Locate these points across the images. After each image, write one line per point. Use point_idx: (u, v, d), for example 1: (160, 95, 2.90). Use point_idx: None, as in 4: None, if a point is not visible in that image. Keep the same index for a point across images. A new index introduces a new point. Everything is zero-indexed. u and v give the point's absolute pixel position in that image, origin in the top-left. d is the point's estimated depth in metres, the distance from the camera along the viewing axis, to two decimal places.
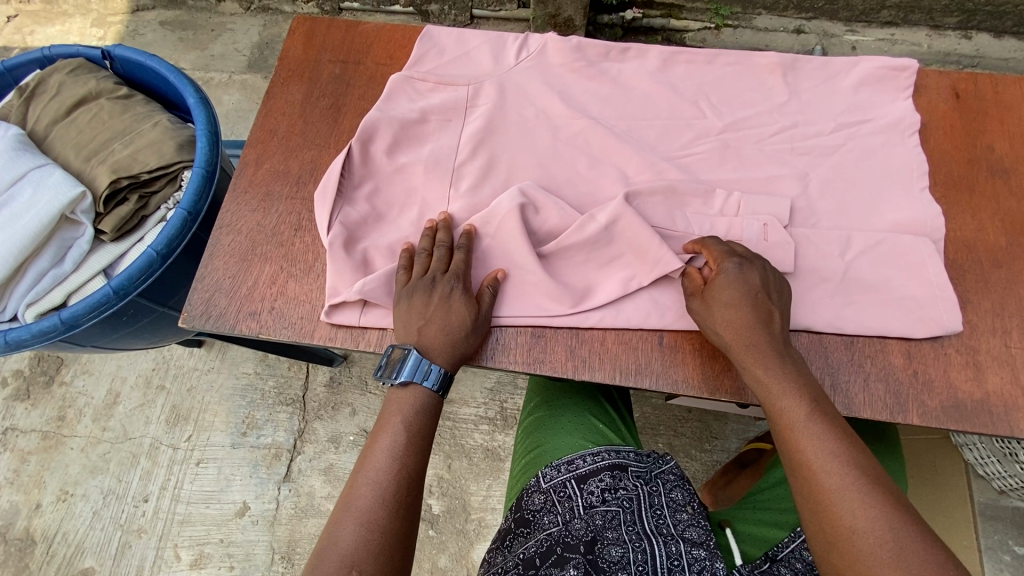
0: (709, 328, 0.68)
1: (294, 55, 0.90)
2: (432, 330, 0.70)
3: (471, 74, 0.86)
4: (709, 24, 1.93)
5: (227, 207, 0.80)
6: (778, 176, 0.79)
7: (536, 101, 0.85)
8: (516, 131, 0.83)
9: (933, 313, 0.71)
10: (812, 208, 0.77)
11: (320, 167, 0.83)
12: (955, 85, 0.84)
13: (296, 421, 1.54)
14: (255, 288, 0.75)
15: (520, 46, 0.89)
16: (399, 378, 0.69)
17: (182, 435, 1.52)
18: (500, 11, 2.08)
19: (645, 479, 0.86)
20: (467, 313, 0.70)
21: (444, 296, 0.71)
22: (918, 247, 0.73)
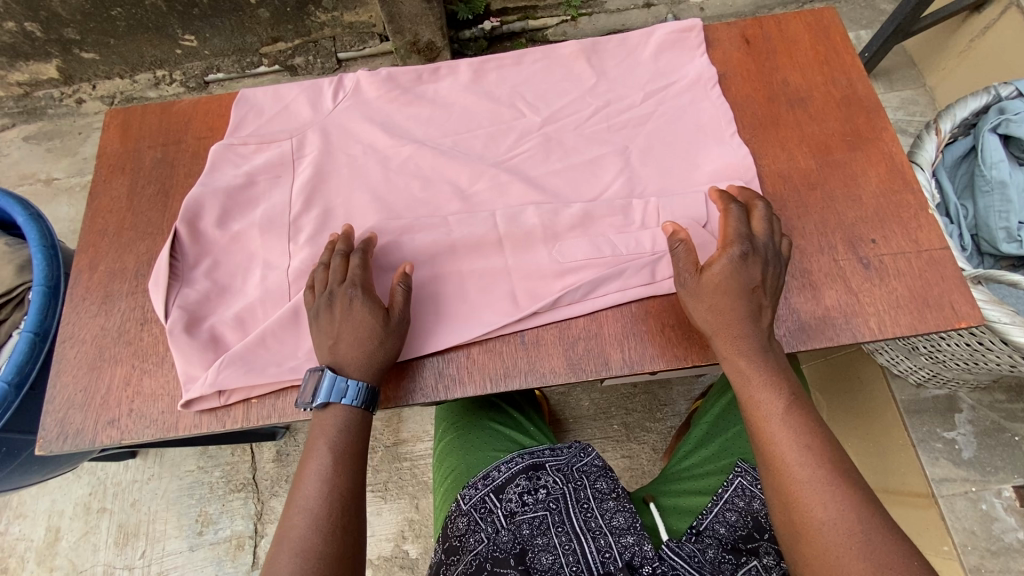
0: (696, 308, 0.67)
1: (112, 150, 0.89)
2: (346, 346, 0.68)
3: (291, 127, 0.85)
4: (565, 17, 2.13)
5: (66, 319, 0.77)
6: (602, 155, 0.81)
7: (360, 138, 0.84)
8: (346, 171, 0.81)
9: None
10: (638, 177, 0.79)
11: (157, 255, 0.81)
12: (743, 32, 0.90)
13: (251, 504, 1.48)
14: (109, 394, 0.73)
15: (335, 86, 0.87)
16: (319, 403, 0.67)
17: (136, 553, 1.44)
18: (364, 49, 2.13)
19: (566, 473, 0.84)
20: (372, 315, 0.68)
21: (346, 303, 0.69)
22: (733, 191, 0.77)
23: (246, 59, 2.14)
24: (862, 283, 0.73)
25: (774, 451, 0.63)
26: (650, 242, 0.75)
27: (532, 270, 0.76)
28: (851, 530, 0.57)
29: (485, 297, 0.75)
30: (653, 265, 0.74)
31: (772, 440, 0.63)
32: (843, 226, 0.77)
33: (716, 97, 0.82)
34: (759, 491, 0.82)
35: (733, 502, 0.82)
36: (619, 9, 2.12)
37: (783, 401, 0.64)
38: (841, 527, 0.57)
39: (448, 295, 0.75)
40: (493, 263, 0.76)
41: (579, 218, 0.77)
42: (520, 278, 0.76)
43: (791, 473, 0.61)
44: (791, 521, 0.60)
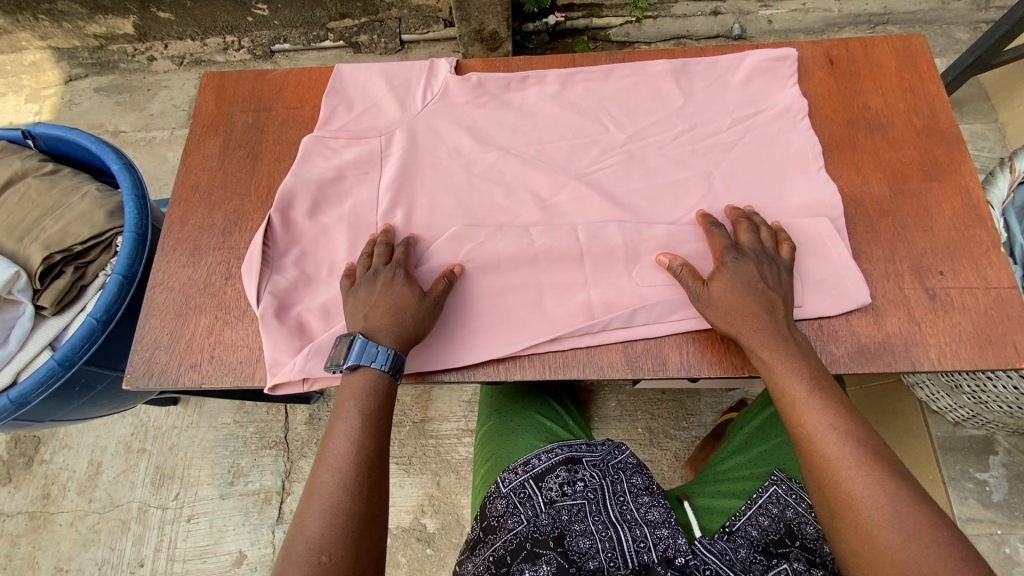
0: (711, 310, 0.71)
1: (206, 111, 0.93)
2: (379, 319, 0.72)
3: (381, 125, 0.89)
4: (630, 18, 2.15)
5: (157, 266, 0.82)
6: (683, 179, 0.82)
7: (446, 141, 0.88)
8: (431, 173, 0.86)
9: (843, 291, 0.74)
10: (719, 205, 0.81)
11: (243, 216, 0.85)
12: (829, 51, 0.90)
13: (282, 462, 1.55)
14: (193, 340, 0.78)
15: (425, 84, 0.92)
16: (347, 365, 0.70)
17: (170, 495, 1.52)
18: (428, 33, 2.18)
19: (602, 469, 0.87)
20: (409, 295, 0.73)
21: (386, 283, 0.74)
22: (818, 227, 0.77)
23: (312, 32, 2.21)
24: (926, 313, 0.74)
25: (827, 473, 0.62)
26: None
27: (608, 285, 0.77)
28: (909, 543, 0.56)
29: (561, 307, 0.76)
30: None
31: (827, 461, 0.62)
32: (912, 255, 0.77)
33: (796, 132, 0.84)
34: (794, 500, 0.83)
35: (766, 508, 0.84)
36: (685, 15, 2.13)
37: (837, 422, 0.64)
38: (908, 552, 0.55)
39: (526, 296, 0.77)
40: (571, 275, 0.77)
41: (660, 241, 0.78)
42: (598, 290, 0.76)
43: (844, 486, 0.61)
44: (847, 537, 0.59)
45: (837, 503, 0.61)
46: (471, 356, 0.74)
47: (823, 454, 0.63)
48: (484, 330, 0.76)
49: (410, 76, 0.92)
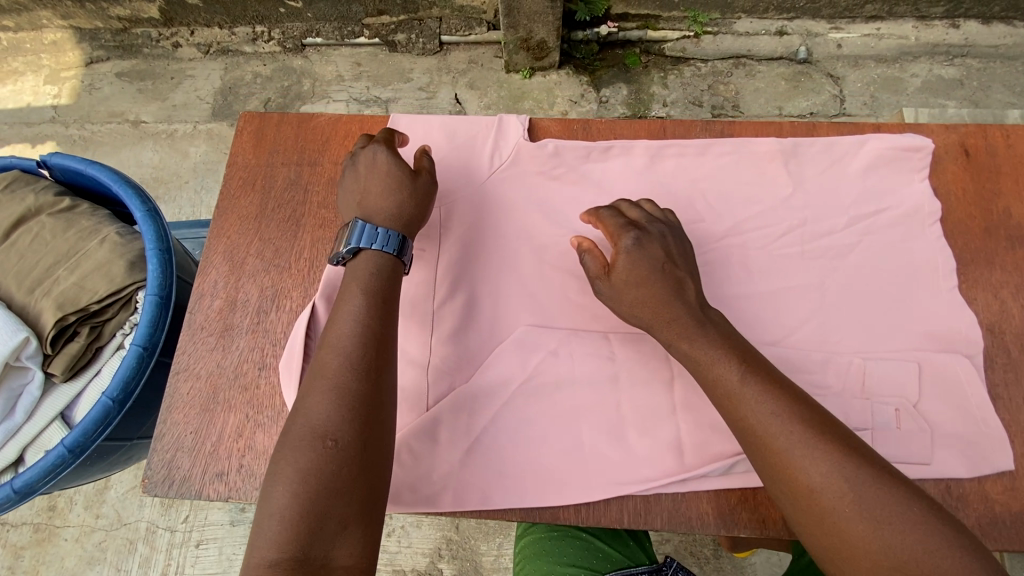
0: (622, 309, 0.65)
1: (243, 160, 0.83)
2: (373, 195, 0.70)
3: (441, 194, 0.78)
4: (688, 32, 1.97)
5: (181, 348, 0.73)
6: (791, 289, 0.71)
7: (514, 217, 0.76)
8: (496, 256, 0.75)
9: (980, 450, 0.63)
10: (833, 325, 0.69)
11: (281, 292, 0.75)
12: (964, 140, 0.77)
13: None
14: (219, 444, 0.69)
15: (492, 145, 0.80)
16: (348, 251, 0.67)
17: (179, 518, 1.45)
18: (470, 35, 2.03)
19: None
20: (395, 171, 0.71)
21: (369, 157, 0.72)
22: (952, 367, 0.66)
23: (347, 27, 2.07)
24: None
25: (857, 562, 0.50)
26: (851, 413, 0.65)
27: (702, 419, 0.66)
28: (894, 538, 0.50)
29: (646, 443, 0.65)
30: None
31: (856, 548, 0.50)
32: None
33: (925, 240, 0.72)
34: None
35: None
36: (748, 33, 1.95)
37: (782, 404, 0.55)
38: None
39: (604, 423, 0.66)
40: (658, 402, 0.67)
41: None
42: (690, 424, 0.66)
43: (807, 484, 0.52)
44: (821, 541, 0.52)
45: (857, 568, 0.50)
46: (540, 495, 0.64)
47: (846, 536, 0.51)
48: (557, 462, 0.65)
49: (476, 134, 0.80)
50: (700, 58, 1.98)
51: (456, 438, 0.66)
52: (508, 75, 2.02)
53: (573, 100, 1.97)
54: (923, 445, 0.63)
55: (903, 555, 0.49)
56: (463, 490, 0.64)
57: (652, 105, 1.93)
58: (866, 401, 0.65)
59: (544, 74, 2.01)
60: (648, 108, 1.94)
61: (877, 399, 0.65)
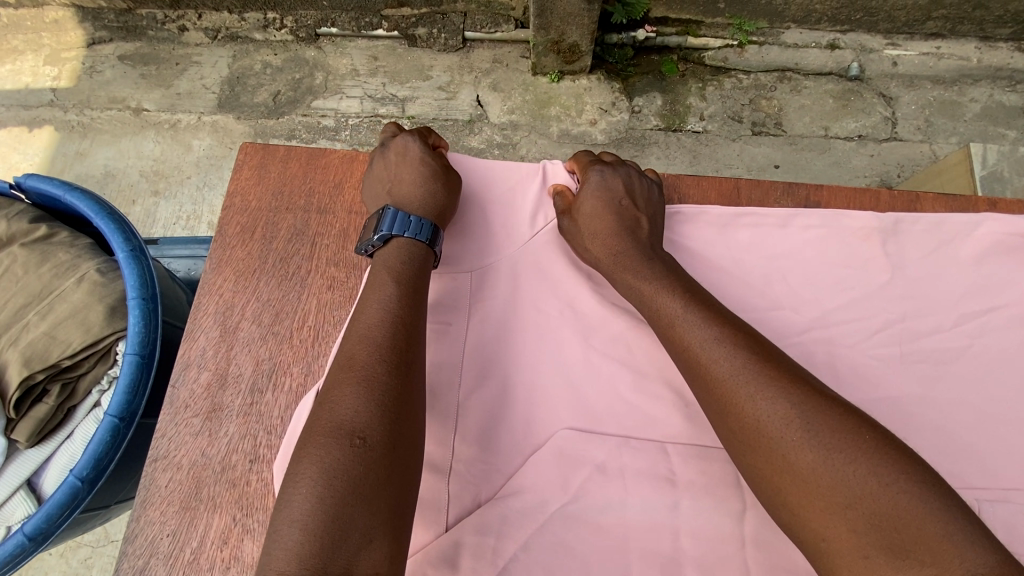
0: (580, 244, 0.66)
1: (244, 202, 0.72)
2: (405, 183, 0.66)
3: (475, 257, 0.68)
4: (731, 41, 1.81)
5: (161, 430, 0.62)
6: (886, 400, 0.60)
7: (558, 288, 0.67)
8: (535, 335, 0.64)
9: None
10: (939, 450, 0.58)
11: (281, 366, 0.64)
12: None
13: None
14: (200, 552, 0.58)
15: (535, 206, 0.71)
16: (377, 237, 0.62)
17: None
18: (496, 33, 1.89)
19: None
20: (428, 163, 0.67)
21: (401, 146, 0.68)
22: None
23: (365, 19, 1.92)
24: None
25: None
26: None
27: (778, 562, 0.54)
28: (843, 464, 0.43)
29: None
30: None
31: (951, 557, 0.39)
32: None
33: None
34: None
35: None
36: (797, 45, 1.80)
37: (725, 338, 0.52)
38: None
39: (661, 558, 0.55)
40: (726, 537, 0.55)
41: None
42: (766, 568, 0.54)
43: (747, 411, 0.48)
44: (767, 478, 0.47)
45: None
46: None
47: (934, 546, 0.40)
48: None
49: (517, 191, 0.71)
50: (742, 70, 1.83)
51: (481, 569, 0.53)
52: (534, 78, 1.87)
53: (603, 109, 1.82)
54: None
55: (860, 489, 0.42)
56: None
57: (689, 119, 1.79)
58: None
59: (573, 79, 1.86)
60: (684, 121, 1.78)
61: None
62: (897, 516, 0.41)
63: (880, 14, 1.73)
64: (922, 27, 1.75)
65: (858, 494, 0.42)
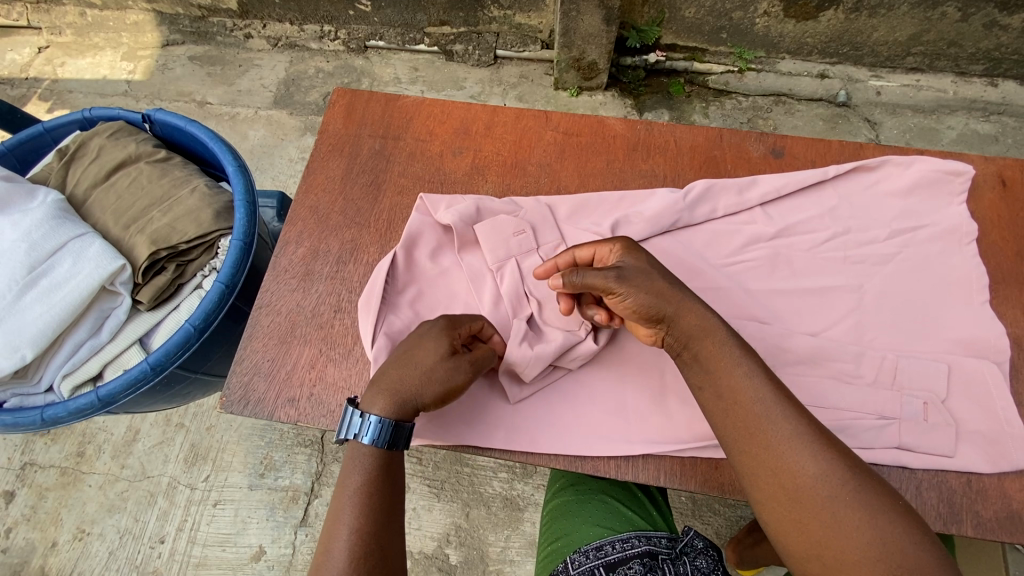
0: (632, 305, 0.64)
1: (334, 129, 0.91)
2: (411, 370, 0.65)
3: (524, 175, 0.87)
4: (732, 67, 2.06)
5: (266, 287, 0.80)
6: (832, 288, 0.76)
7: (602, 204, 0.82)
8: (567, 212, 0.81)
9: (1004, 449, 0.68)
10: (870, 324, 0.74)
11: (360, 247, 0.82)
12: (1002, 172, 0.84)
13: (314, 463, 1.43)
14: (294, 372, 0.75)
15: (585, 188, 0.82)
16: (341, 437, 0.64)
17: (200, 475, 1.42)
18: (524, 52, 2.15)
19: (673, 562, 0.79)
20: (427, 366, 0.65)
21: (419, 339, 0.67)
22: (983, 372, 0.70)
23: (409, 34, 2.19)
24: None
25: (789, 490, 0.55)
26: (882, 405, 0.69)
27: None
28: (817, 460, 0.55)
29: (686, 410, 0.70)
30: (877, 432, 0.68)
31: (785, 472, 0.56)
32: None
33: (959, 257, 0.77)
34: None
35: None
36: (791, 72, 2.04)
37: None
38: None
39: (648, 390, 0.72)
40: None
41: (801, 355, 0.72)
42: None
43: (793, 469, 0.55)
44: (794, 524, 0.55)
45: (790, 488, 0.55)
46: (581, 449, 0.69)
47: (782, 463, 0.56)
48: (601, 420, 0.70)
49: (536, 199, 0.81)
50: (742, 92, 2.06)
51: (511, 386, 0.72)
52: (556, 91, 2.11)
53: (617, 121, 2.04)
54: (948, 439, 0.68)
55: (803, 464, 0.55)
56: (512, 433, 0.70)
57: None
58: (896, 395, 0.70)
59: (590, 94, 2.10)
60: None
61: (908, 393, 0.70)
62: (913, 567, 0.51)
63: (864, 49, 1.97)
64: (903, 62, 1.99)
65: (825, 481, 0.55)
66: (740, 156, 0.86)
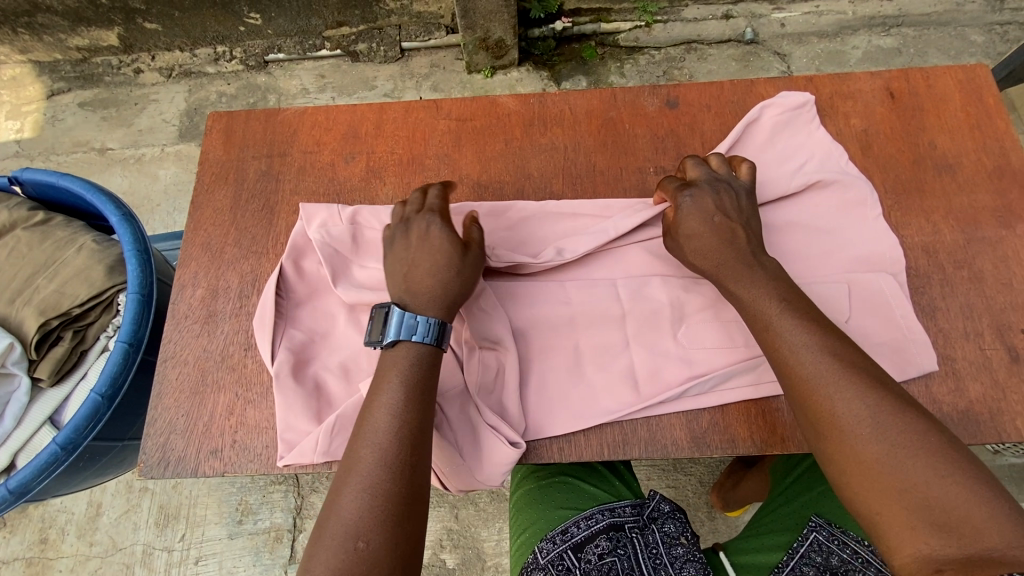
0: (687, 261, 0.68)
1: (214, 157, 0.85)
2: (419, 269, 0.66)
3: (426, 173, 0.83)
4: (639, 23, 2.04)
5: (168, 337, 0.75)
6: None
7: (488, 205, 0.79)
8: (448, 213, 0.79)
9: (911, 356, 0.69)
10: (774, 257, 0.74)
11: (262, 276, 0.78)
12: (888, 84, 0.84)
13: (292, 497, 1.37)
14: (212, 422, 0.71)
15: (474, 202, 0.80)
16: (386, 341, 0.63)
17: (175, 536, 1.35)
18: (430, 40, 2.06)
19: (642, 528, 0.81)
20: (447, 246, 0.67)
21: (403, 237, 0.70)
22: (880, 284, 0.71)
23: (308, 41, 2.09)
24: (1009, 377, 0.69)
25: (865, 491, 0.52)
26: None
27: (654, 349, 0.71)
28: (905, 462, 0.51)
29: (604, 376, 0.71)
30: None
31: (867, 472, 0.52)
32: (991, 313, 0.72)
33: (850, 174, 0.77)
34: (838, 548, 0.81)
35: (810, 558, 0.81)
36: (696, 19, 2.02)
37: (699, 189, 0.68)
38: None
39: (564, 365, 0.71)
40: (613, 337, 0.72)
41: (711, 300, 0.72)
42: (643, 353, 0.71)
43: (875, 471, 0.51)
44: (856, 491, 0.52)
45: (867, 492, 0.52)
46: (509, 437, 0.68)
47: (863, 465, 0.52)
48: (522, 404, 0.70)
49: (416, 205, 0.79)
50: (653, 46, 2.05)
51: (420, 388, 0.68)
52: (470, 75, 2.05)
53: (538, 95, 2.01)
54: None
55: (888, 464, 0.51)
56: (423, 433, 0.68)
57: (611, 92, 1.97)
58: None
59: (505, 73, 2.06)
60: None
61: None
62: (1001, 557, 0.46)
63: None
64: None
65: (914, 481, 0.50)
66: (636, 114, 0.84)
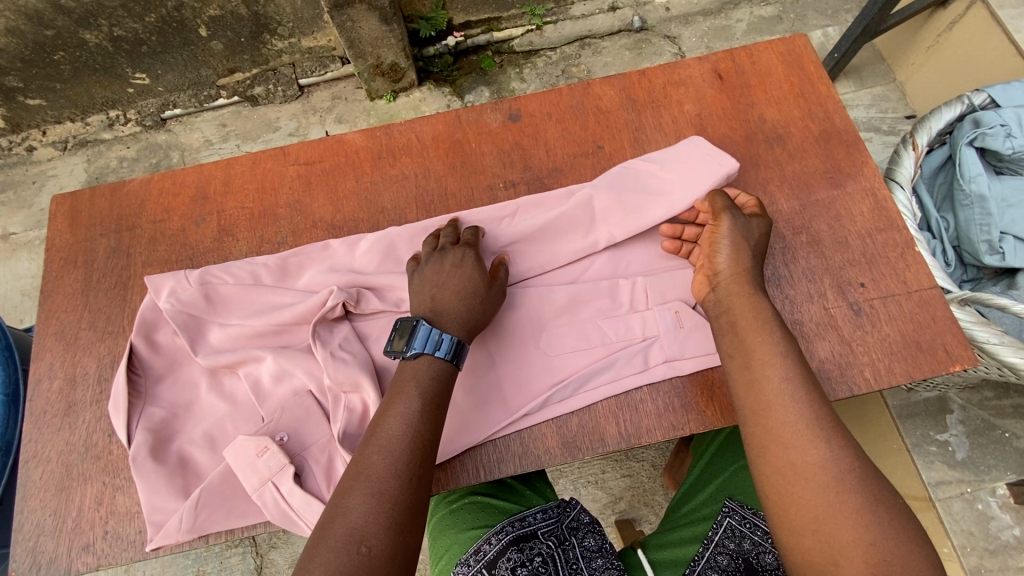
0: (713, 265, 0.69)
1: (61, 241, 0.83)
2: (448, 294, 0.67)
3: (280, 222, 0.83)
4: (530, 26, 1.97)
5: (27, 436, 0.73)
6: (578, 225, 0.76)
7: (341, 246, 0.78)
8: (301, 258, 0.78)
9: None
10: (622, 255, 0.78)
11: (119, 356, 0.76)
12: (715, 67, 0.87)
13: (250, 559, 1.22)
14: (81, 517, 0.69)
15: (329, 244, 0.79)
16: (407, 353, 0.63)
17: None
18: (327, 73, 1.88)
19: (557, 538, 0.81)
20: (477, 278, 0.69)
21: (439, 263, 0.70)
22: None
23: (203, 92, 1.87)
24: (854, 331, 0.72)
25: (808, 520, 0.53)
26: (641, 327, 0.73)
27: (519, 361, 0.72)
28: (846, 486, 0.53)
29: (473, 397, 0.71)
30: (642, 354, 0.72)
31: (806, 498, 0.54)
32: (831, 271, 0.75)
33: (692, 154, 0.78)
34: (749, 531, 0.81)
35: (723, 545, 0.80)
36: (584, 15, 1.96)
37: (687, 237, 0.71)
38: None
39: None
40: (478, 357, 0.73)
41: (564, 306, 0.74)
42: (511, 368, 0.72)
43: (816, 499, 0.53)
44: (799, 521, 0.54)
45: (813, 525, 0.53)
46: None
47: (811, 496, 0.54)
48: None
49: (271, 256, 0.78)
50: (548, 48, 1.98)
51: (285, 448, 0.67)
52: (372, 103, 1.91)
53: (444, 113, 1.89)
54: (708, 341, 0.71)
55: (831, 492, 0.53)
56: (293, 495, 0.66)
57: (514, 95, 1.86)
58: (649, 315, 0.73)
59: (407, 94, 1.92)
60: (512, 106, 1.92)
61: (661, 307, 0.74)
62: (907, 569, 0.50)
63: None
64: None
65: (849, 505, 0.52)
66: (480, 132, 0.86)
